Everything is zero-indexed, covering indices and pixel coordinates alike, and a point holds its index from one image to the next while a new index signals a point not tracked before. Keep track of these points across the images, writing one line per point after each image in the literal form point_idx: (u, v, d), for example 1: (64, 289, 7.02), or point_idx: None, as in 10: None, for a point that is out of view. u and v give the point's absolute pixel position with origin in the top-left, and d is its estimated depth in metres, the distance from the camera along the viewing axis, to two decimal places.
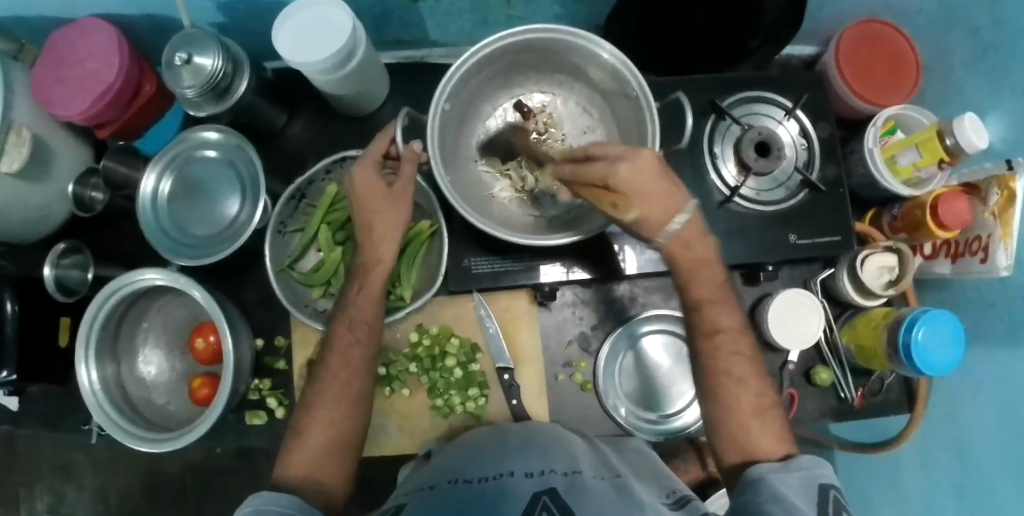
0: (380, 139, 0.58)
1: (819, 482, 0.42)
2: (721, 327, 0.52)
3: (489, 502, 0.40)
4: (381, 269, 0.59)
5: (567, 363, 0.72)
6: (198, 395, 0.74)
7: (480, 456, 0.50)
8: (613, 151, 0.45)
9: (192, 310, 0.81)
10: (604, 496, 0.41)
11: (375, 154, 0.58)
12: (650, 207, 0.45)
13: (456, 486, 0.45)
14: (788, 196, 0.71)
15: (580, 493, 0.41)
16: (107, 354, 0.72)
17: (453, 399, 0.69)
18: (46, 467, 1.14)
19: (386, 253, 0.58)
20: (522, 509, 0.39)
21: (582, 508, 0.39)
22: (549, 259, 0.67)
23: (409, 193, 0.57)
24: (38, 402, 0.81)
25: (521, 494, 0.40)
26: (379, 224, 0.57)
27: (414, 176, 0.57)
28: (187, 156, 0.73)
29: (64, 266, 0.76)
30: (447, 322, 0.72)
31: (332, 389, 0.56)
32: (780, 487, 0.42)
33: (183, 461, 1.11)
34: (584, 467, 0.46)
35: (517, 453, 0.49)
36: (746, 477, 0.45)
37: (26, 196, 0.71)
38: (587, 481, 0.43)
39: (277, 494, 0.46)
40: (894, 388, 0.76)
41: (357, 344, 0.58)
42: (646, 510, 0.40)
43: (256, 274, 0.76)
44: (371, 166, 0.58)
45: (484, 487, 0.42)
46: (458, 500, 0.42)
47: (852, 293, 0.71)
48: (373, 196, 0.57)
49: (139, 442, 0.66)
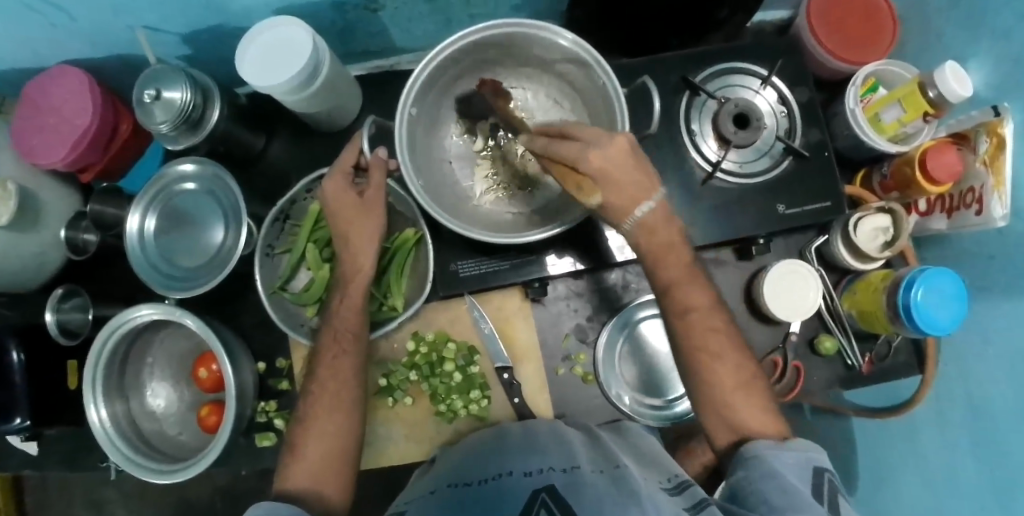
0: (349, 149, 0.60)
1: (814, 465, 0.44)
2: (708, 306, 0.53)
3: (484, 504, 0.40)
4: (362, 277, 0.60)
5: (566, 357, 0.71)
6: (206, 423, 0.75)
7: (480, 458, 0.51)
8: (591, 135, 0.46)
9: (194, 340, 0.81)
10: (603, 488, 0.41)
11: (343, 166, 0.59)
12: (614, 188, 0.47)
13: (458, 490, 0.45)
14: (772, 165, 0.69)
15: (577, 487, 0.41)
16: (116, 392, 0.73)
17: (455, 403, 0.69)
18: (78, 504, 1.16)
19: (366, 260, 0.60)
20: (521, 508, 0.39)
21: (581, 502, 0.39)
22: (537, 254, 0.67)
23: (380, 200, 0.59)
24: (55, 444, 0.83)
25: (522, 492, 0.41)
26: (354, 234, 0.59)
27: (384, 182, 0.59)
28: (168, 190, 0.73)
29: (66, 311, 0.77)
30: (442, 326, 0.71)
31: (328, 406, 0.57)
32: (778, 472, 0.43)
33: (210, 486, 1.13)
34: (584, 462, 0.46)
35: (515, 453, 0.49)
36: (742, 454, 0.47)
37: (19, 247, 0.72)
38: (586, 476, 0.43)
39: (278, 504, 0.47)
40: (902, 349, 0.75)
41: (344, 354, 0.59)
42: (642, 499, 0.40)
43: (251, 298, 0.77)
44: (340, 177, 0.59)
45: (480, 489, 0.43)
46: (459, 503, 0.42)
47: (848, 257, 0.70)
48: (346, 206, 0.59)
49: (153, 475, 0.67)
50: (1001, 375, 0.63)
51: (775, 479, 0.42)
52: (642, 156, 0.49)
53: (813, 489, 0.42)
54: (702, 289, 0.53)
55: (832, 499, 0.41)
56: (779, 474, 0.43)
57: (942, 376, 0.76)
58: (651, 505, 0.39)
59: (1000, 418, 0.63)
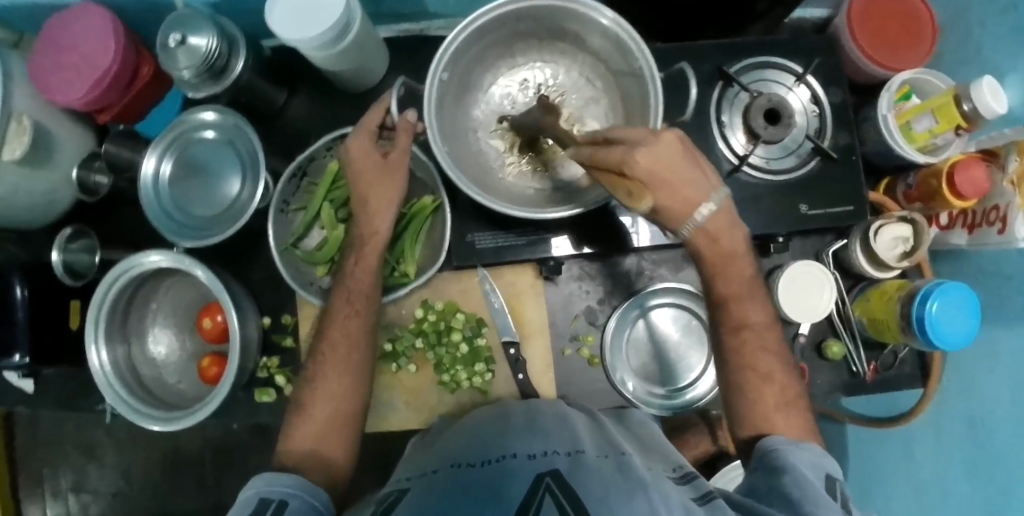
0: (376, 108, 0.59)
1: (826, 471, 0.44)
2: (728, 296, 0.53)
3: (491, 485, 0.40)
4: (376, 241, 0.60)
5: (573, 337, 0.71)
6: (207, 374, 0.74)
7: (481, 438, 0.50)
8: (635, 136, 0.43)
9: (200, 289, 0.80)
10: (606, 472, 0.41)
11: (370, 123, 0.59)
12: (669, 196, 0.44)
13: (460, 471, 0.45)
14: (799, 164, 0.69)
15: (581, 472, 0.41)
16: (117, 335, 0.73)
17: (459, 374, 0.68)
18: (69, 447, 1.16)
19: (382, 225, 0.60)
20: (524, 494, 0.38)
21: (585, 486, 0.39)
22: (555, 232, 0.66)
23: (403, 163, 0.59)
24: (52, 383, 0.82)
25: (526, 474, 0.41)
26: (375, 195, 0.59)
27: (409, 146, 0.59)
28: (187, 136, 0.71)
29: (72, 251, 0.76)
30: (453, 297, 0.71)
31: (335, 366, 0.58)
32: (792, 466, 0.43)
33: (201, 438, 1.14)
34: (587, 446, 0.46)
35: (520, 433, 0.49)
36: (760, 449, 0.47)
37: (30, 185, 0.71)
38: (588, 460, 0.43)
39: (281, 475, 0.47)
40: (908, 360, 0.75)
41: (355, 315, 0.59)
42: (648, 488, 0.40)
43: (261, 253, 0.76)
44: (365, 135, 0.59)
45: (485, 470, 0.43)
46: (463, 484, 0.41)
47: (865, 264, 0.69)
48: (368, 168, 0.59)
49: (151, 420, 0.67)
50: (1006, 395, 0.64)
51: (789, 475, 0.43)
52: (695, 150, 0.45)
53: (827, 486, 0.42)
54: (728, 261, 0.52)
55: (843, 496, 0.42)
56: (795, 467, 0.43)
57: (945, 392, 0.76)
58: (656, 494, 0.39)
59: None
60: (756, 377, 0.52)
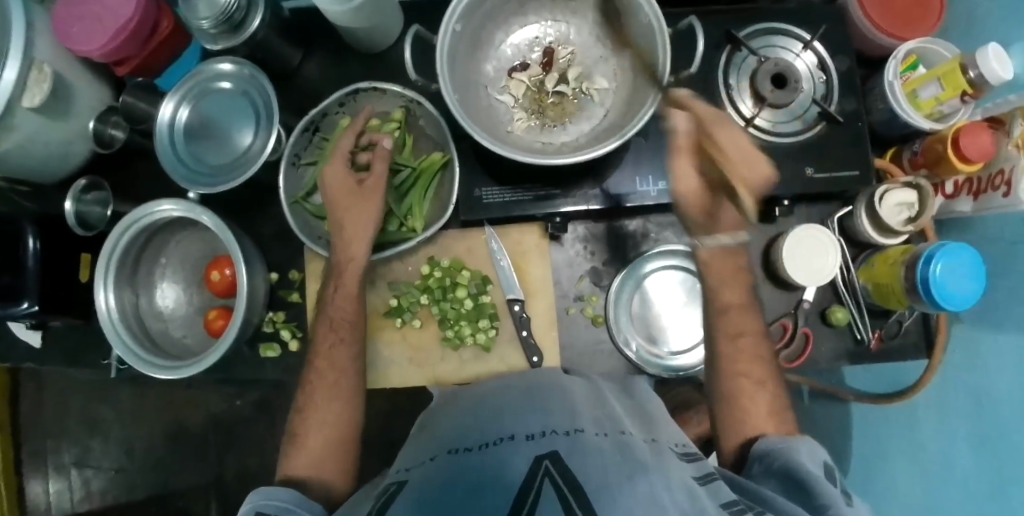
0: (348, 137, 0.65)
1: (823, 457, 0.47)
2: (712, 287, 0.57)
3: (489, 471, 0.42)
4: (354, 266, 0.64)
5: (578, 297, 0.71)
6: (213, 326, 0.75)
7: (480, 421, 0.52)
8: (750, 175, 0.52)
9: (209, 245, 0.81)
10: (605, 451, 0.43)
11: (344, 150, 0.65)
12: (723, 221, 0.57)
13: (458, 457, 0.46)
14: (804, 129, 0.69)
15: (578, 453, 0.42)
16: (126, 282, 0.74)
17: (463, 330, 0.69)
18: (72, 419, 1.17)
19: (358, 249, 0.63)
20: (524, 477, 0.39)
21: (582, 467, 0.40)
22: (562, 188, 0.66)
23: (379, 187, 0.64)
24: (59, 338, 0.83)
25: (524, 459, 0.42)
26: (350, 220, 0.63)
27: (384, 171, 0.65)
28: (204, 85, 0.73)
29: (86, 203, 0.80)
30: (459, 255, 0.71)
31: (325, 393, 0.60)
32: (794, 460, 0.46)
33: (204, 413, 1.14)
34: (585, 424, 0.48)
35: (520, 413, 0.51)
36: (759, 449, 0.50)
37: (47, 134, 0.72)
38: (586, 439, 0.45)
39: (277, 489, 0.48)
40: (911, 331, 0.75)
41: (340, 343, 0.63)
42: (649, 468, 0.41)
43: (271, 209, 0.76)
44: (341, 162, 0.65)
45: (483, 456, 0.44)
46: (462, 469, 0.43)
47: (871, 231, 0.69)
48: (344, 191, 0.64)
49: (153, 369, 0.68)
50: (1008, 360, 0.64)
51: (792, 472, 0.46)
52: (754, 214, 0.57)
53: (826, 472, 0.45)
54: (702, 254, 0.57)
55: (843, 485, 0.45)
56: (792, 460, 0.46)
57: (948, 364, 0.76)
58: (654, 473, 0.41)
59: (1007, 404, 0.63)
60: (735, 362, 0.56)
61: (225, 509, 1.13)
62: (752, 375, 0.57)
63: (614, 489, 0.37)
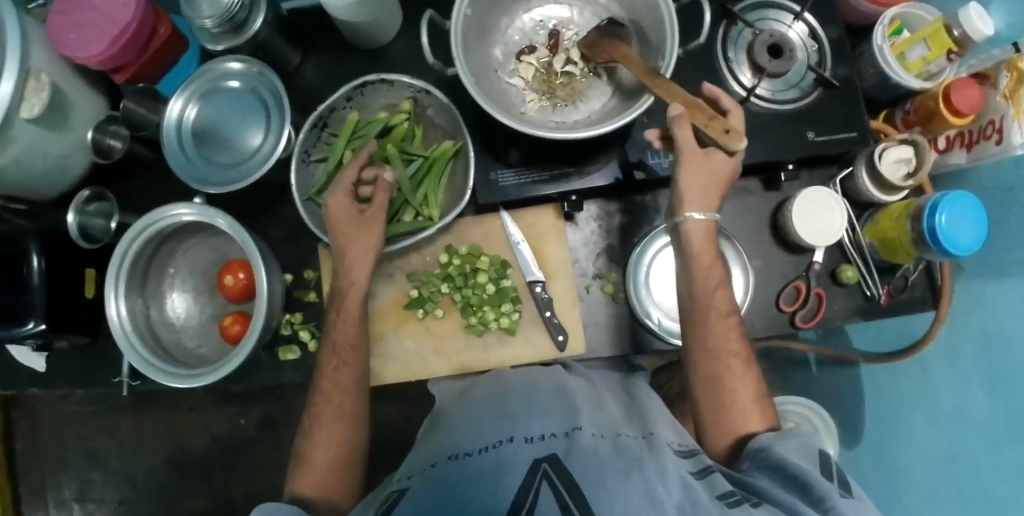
0: (351, 167, 0.65)
1: (816, 449, 0.50)
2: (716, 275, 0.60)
3: (491, 472, 0.44)
4: (354, 293, 0.64)
5: (597, 275, 0.71)
6: (230, 331, 0.74)
7: (482, 421, 0.54)
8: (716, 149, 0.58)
9: (219, 251, 0.80)
10: (600, 453, 0.45)
11: (347, 182, 0.64)
12: (693, 183, 0.57)
13: (459, 461, 0.48)
14: (802, 95, 0.71)
15: (575, 453, 0.45)
16: (137, 291, 0.73)
17: (487, 315, 0.69)
18: (72, 451, 1.12)
19: (359, 277, 0.63)
20: (523, 479, 0.42)
21: (579, 467, 0.42)
22: (575, 165, 0.67)
23: (380, 217, 0.64)
24: (66, 359, 0.80)
25: (524, 461, 0.44)
26: (352, 252, 0.63)
27: (386, 202, 0.64)
28: (212, 84, 0.74)
29: (89, 214, 0.78)
30: (476, 241, 0.71)
31: (329, 416, 0.60)
32: (782, 456, 0.48)
33: (208, 435, 1.11)
34: (584, 424, 0.50)
35: (518, 413, 0.53)
36: (752, 445, 0.52)
37: (47, 146, 0.71)
38: (582, 438, 0.47)
39: (279, 505, 0.50)
40: (918, 284, 0.77)
41: (343, 365, 0.62)
42: (642, 464, 0.44)
43: (281, 210, 0.76)
44: (344, 195, 0.64)
45: (482, 459, 0.46)
46: (461, 473, 0.45)
47: (872, 188, 0.71)
48: (345, 220, 0.63)
49: (170, 377, 0.67)
50: None
51: (781, 468, 0.48)
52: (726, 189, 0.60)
53: (821, 466, 0.47)
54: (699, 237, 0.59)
55: (838, 474, 0.47)
56: (787, 456, 0.48)
57: (957, 314, 0.79)
58: (648, 470, 0.43)
59: None
60: (736, 333, 0.59)
61: None
62: (739, 351, 0.59)
63: (609, 486, 0.40)
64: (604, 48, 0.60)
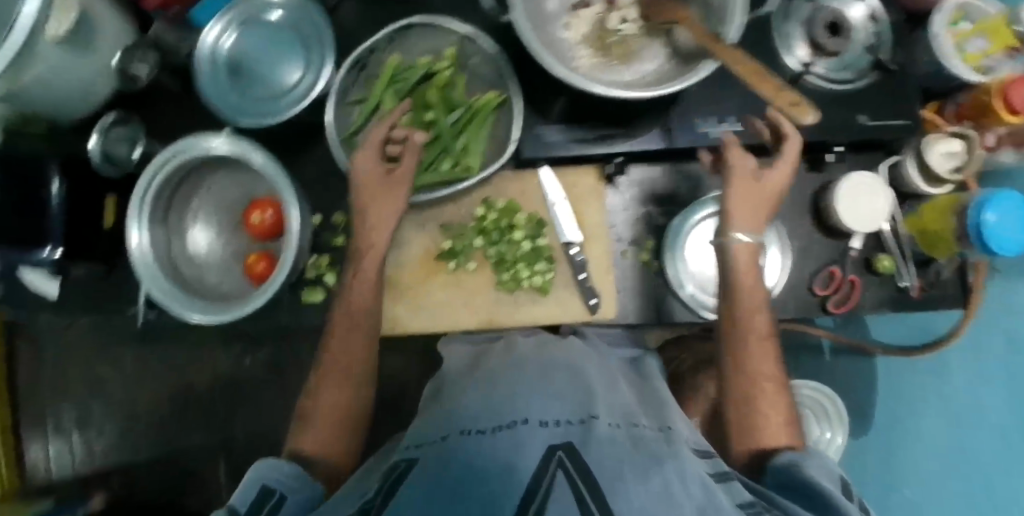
0: (379, 126, 0.61)
1: (836, 473, 0.47)
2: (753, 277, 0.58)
3: (503, 453, 0.41)
4: (374, 255, 0.61)
5: (634, 241, 0.70)
6: (254, 270, 0.72)
7: (492, 397, 0.51)
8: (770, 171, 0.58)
9: (246, 188, 0.77)
10: (618, 446, 0.42)
11: (375, 139, 0.61)
12: (738, 209, 0.57)
13: (467, 438, 0.45)
14: (856, 77, 0.70)
15: (593, 443, 0.42)
16: (161, 221, 0.71)
17: (521, 272, 0.67)
18: (72, 381, 1.10)
19: (379, 239, 0.61)
20: (537, 464, 0.39)
21: (597, 459, 0.39)
22: (623, 126, 0.66)
23: (405, 182, 0.62)
24: (82, 286, 0.78)
25: (538, 446, 0.42)
26: (374, 213, 0.61)
27: (415, 164, 0.62)
28: (251, 17, 0.73)
29: (111, 140, 0.76)
30: (514, 197, 0.70)
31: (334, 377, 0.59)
32: (809, 476, 0.45)
33: (211, 372, 1.09)
34: (600, 412, 0.47)
35: (532, 392, 0.51)
36: (777, 461, 0.49)
37: (70, 68, 0.67)
38: (600, 428, 0.45)
39: (281, 463, 0.49)
40: (949, 281, 0.77)
41: (356, 328, 0.60)
42: (662, 462, 0.41)
43: (312, 150, 0.74)
44: (372, 151, 0.61)
45: (492, 438, 0.43)
46: (469, 452, 0.43)
47: (918, 180, 0.71)
48: (372, 184, 0.61)
49: (192, 311, 0.65)
50: None
51: (807, 489, 0.44)
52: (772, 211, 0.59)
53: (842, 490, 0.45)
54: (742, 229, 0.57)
55: (858, 499, 0.45)
56: (815, 475, 0.45)
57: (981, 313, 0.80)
58: (669, 468, 0.41)
59: None
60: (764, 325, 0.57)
61: (235, 472, 1.08)
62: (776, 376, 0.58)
63: (626, 484, 0.37)
64: (667, 7, 0.59)
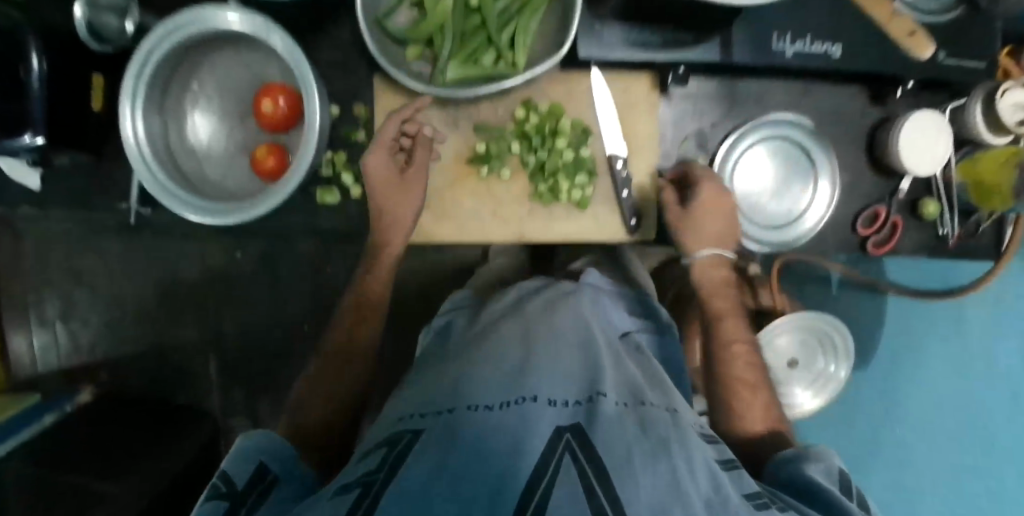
0: (392, 121, 0.58)
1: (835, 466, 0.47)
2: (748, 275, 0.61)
3: (503, 432, 0.32)
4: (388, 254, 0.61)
5: (681, 159, 0.67)
6: (262, 165, 0.66)
7: (477, 364, 0.42)
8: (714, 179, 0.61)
9: (253, 70, 0.69)
10: (635, 431, 0.35)
11: (386, 139, 0.58)
12: (699, 231, 0.61)
13: (448, 414, 0.36)
14: (943, 10, 0.64)
15: (606, 424, 0.34)
16: (155, 105, 0.63)
17: (561, 184, 0.62)
18: (52, 268, 1.02)
19: (396, 238, 0.60)
20: (543, 448, 0.31)
21: (616, 446, 0.32)
22: (691, 32, 0.59)
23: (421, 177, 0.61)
24: (67, 172, 0.70)
25: (542, 428, 0.33)
26: (389, 212, 0.60)
27: (427, 160, 0.61)
28: None
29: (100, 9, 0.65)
30: (557, 101, 0.64)
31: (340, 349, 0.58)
32: (806, 472, 0.44)
33: (202, 266, 1.02)
34: (608, 388, 0.39)
35: (528, 357, 0.42)
36: (776, 460, 0.48)
37: None
38: (611, 408, 0.36)
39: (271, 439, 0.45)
40: (987, 234, 0.75)
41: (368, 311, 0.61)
42: (683, 452, 0.35)
43: (334, 32, 0.66)
44: (382, 151, 0.59)
45: (486, 414, 0.34)
46: (453, 430, 0.33)
47: (983, 128, 0.67)
48: (387, 183, 0.59)
49: (194, 209, 0.59)
50: None
51: (805, 486, 0.44)
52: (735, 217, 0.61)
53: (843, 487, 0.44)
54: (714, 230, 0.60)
55: (858, 493, 0.45)
56: (813, 474, 0.44)
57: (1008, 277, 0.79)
58: (690, 460, 0.34)
59: None
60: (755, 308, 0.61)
61: (226, 369, 1.05)
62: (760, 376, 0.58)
63: (642, 476, 0.30)
64: None
